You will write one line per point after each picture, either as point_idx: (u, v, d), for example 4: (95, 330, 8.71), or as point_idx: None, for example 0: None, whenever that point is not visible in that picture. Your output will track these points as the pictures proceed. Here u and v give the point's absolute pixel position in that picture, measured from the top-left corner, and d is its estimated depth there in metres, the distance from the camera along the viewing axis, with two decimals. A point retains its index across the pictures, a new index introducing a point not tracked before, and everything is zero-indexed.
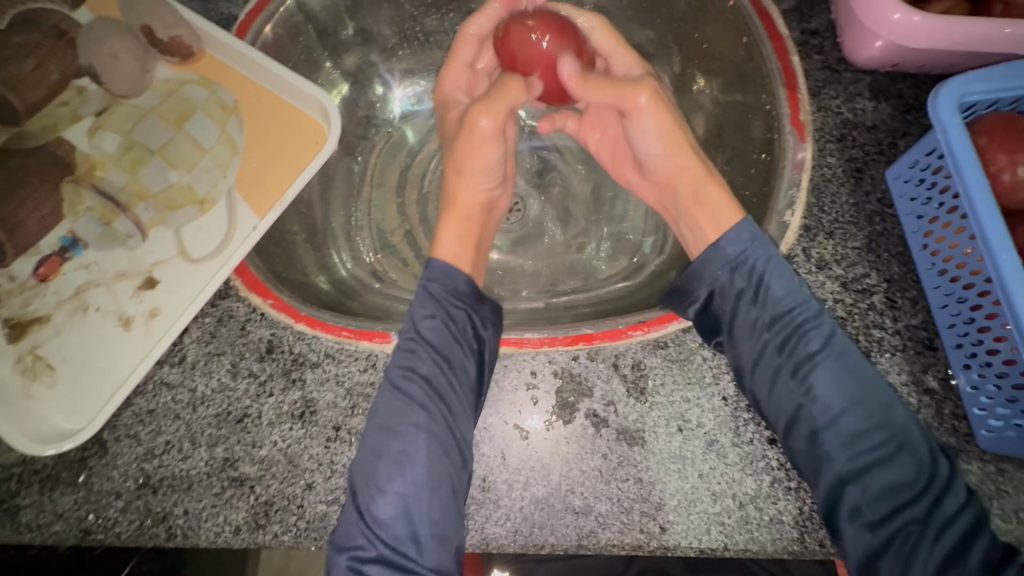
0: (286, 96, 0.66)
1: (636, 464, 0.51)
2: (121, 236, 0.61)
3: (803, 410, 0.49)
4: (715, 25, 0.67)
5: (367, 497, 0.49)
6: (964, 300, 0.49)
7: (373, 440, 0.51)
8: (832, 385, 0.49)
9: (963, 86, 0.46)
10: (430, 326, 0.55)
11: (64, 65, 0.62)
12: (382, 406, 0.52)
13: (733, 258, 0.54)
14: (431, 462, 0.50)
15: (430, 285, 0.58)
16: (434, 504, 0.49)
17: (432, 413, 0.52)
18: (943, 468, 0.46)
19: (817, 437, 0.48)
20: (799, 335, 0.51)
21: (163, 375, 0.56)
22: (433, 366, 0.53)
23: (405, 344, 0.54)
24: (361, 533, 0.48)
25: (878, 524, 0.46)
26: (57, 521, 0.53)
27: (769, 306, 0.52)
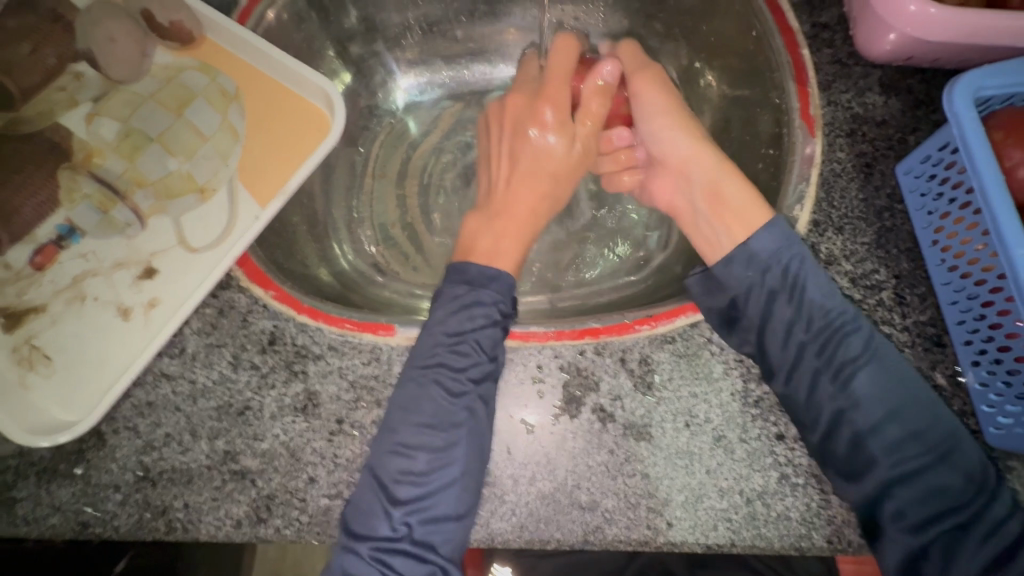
0: (289, 84, 0.65)
1: (643, 459, 0.51)
2: (119, 224, 0.60)
3: (844, 414, 0.50)
4: (725, 17, 0.66)
5: (397, 486, 0.48)
6: (975, 297, 0.49)
7: (406, 435, 0.50)
8: (868, 385, 0.50)
9: (979, 80, 0.46)
10: (485, 331, 0.53)
11: (62, 50, 0.60)
12: (424, 404, 0.50)
13: (763, 260, 0.54)
14: (467, 461, 0.49)
15: (484, 292, 0.55)
16: (463, 502, 0.48)
17: (475, 413, 0.50)
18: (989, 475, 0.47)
19: (857, 442, 0.49)
20: (839, 339, 0.51)
21: (163, 366, 0.55)
22: (482, 369, 0.52)
23: (451, 345, 0.53)
24: (384, 524, 0.48)
25: (920, 526, 0.46)
26: (54, 514, 0.53)
27: (803, 306, 0.52)
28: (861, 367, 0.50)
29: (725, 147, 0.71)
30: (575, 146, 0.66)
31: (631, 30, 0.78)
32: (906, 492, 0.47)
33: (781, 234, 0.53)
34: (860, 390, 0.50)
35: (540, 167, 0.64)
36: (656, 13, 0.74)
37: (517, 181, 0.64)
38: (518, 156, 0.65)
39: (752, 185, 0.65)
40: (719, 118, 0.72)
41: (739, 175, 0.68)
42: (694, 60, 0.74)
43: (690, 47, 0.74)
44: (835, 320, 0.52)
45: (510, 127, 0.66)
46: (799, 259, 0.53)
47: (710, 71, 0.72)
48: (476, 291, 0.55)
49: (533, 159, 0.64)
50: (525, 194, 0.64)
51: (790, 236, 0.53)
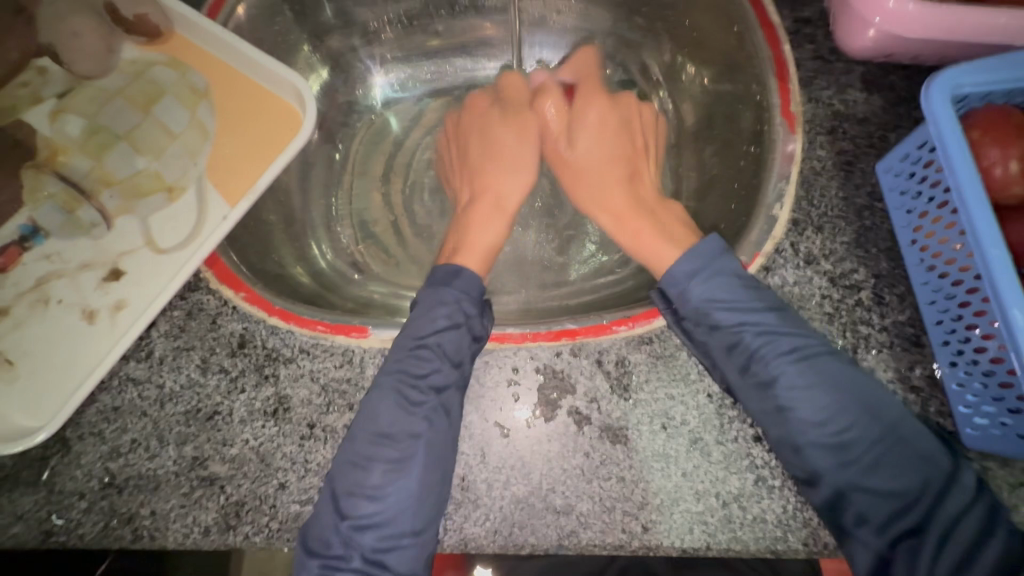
0: (262, 81, 0.63)
1: (619, 462, 0.50)
2: (85, 224, 0.58)
3: (784, 431, 0.47)
4: (706, 12, 0.65)
5: (349, 502, 0.47)
6: (952, 297, 0.49)
7: (362, 448, 0.48)
8: (807, 399, 0.47)
9: (957, 77, 0.45)
10: (448, 335, 0.52)
11: (24, 44, 0.59)
12: (382, 413, 0.49)
13: (675, 293, 0.52)
14: (424, 474, 0.48)
15: (451, 291, 0.54)
16: (419, 517, 0.47)
17: (433, 423, 0.49)
18: (942, 462, 0.45)
19: (801, 452, 0.46)
20: (758, 359, 0.49)
21: (130, 370, 0.54)
22: (443, 375, 0.50)
23: (414, 348, 0.52)
24: (337, 540, 0.47)
25: (884, 526, 0.44)
26: (16, 523, 0.51)
27: (724, 329, 0.50)
28: (788, 377, 0.48)
29: (708, 144, 0.70)
30: (531, 143, 0.67)
31: (614, 25, 0.76)
32: (867, 494, 0.45)
33: (697, 256, 0.52)
34: (790, 403, 0.47)
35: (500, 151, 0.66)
36: (638, 8, 0.73)
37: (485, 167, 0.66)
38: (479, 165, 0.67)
39: (733, 183, 0.65)
40: (702, 114, 0.71)
41: (721, 173, 0.67)
42: (677, 56, 0.73)
43: (673, 42, 0.73)
44: (750, 339, 0.49)
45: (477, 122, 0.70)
46: (707, 288, 0.51)
47: (692, 67, 0.71)
48: (440, 291, 0.55)
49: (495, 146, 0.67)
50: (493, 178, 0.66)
51: (703, 263, 0.52)
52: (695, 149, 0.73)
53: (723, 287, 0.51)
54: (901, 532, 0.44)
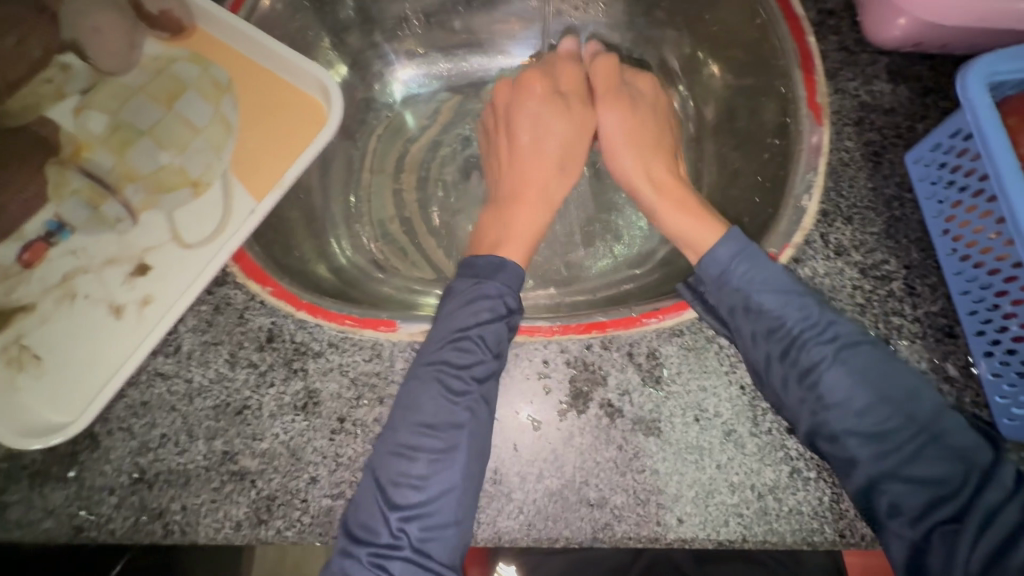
0: (285, 76, 0.63)
1: (653, 455, 0.50)
2: (110, 219, 0.58)
3: (819, 417, 0.47)
4: (728, 5, 0.65)
5: (396, 491, 0.47)
6: (988, 286, 0.48)
7: (407, 436, 0.48)
8: (844, 384, 0.47)
9: (993, 64, 0.45)
10: (492, 327, 0.51)
11: (47, 41, 0.59)
12: (425, 403, 0.49)
13: (716, 276, 0.52)
14: (468, 463, 0.47)
15: (490, 284, 0.54)
16: (462, 505, 0.47)
17: (475, 413, 0.49)
18: (982, 458, 0.44)
19: (837, 440, 0.46)
20: (798, 346, 0.48)
21: (158, 365, 0.54)
22: (486, 366, 0.50)
23: (455, 339, 0.51)
24: (386, 530, 0.46)
25: (918, 518, 0.43)
26: (47, 518, 0.51)
27: (762, 317, 0.50)
28: (828, 366, 0.47)
29: (730, 138, 0.70)
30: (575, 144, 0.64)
31: (633, 20, 0.76)
32: (902, 483, 0.44)
33: (733, 239, 0.52)
34: (828, 389, 0.47)
35: (529, 141, 0.63)
36: (658, 2, 0.73)
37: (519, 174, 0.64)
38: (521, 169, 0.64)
39: (757, 176, 0.65)
40: (723, 108, 0.71)
41: (744, 166, 0.67)
42: (698, 50, 0.73)
43: (693, 36, 0.73)
44: (792, 326, 0.49)
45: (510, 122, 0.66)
46: (747, 270, 0.51)
47: (713, 61, 0.71)
48: (488, 285, 0.54)
49: (527, 134, 0.63)
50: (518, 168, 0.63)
51: (742, 247, 0.52)
52: (716, 143, 0.73)
53: (763, 270, 0.51)
54: (935, 521, 0.43)
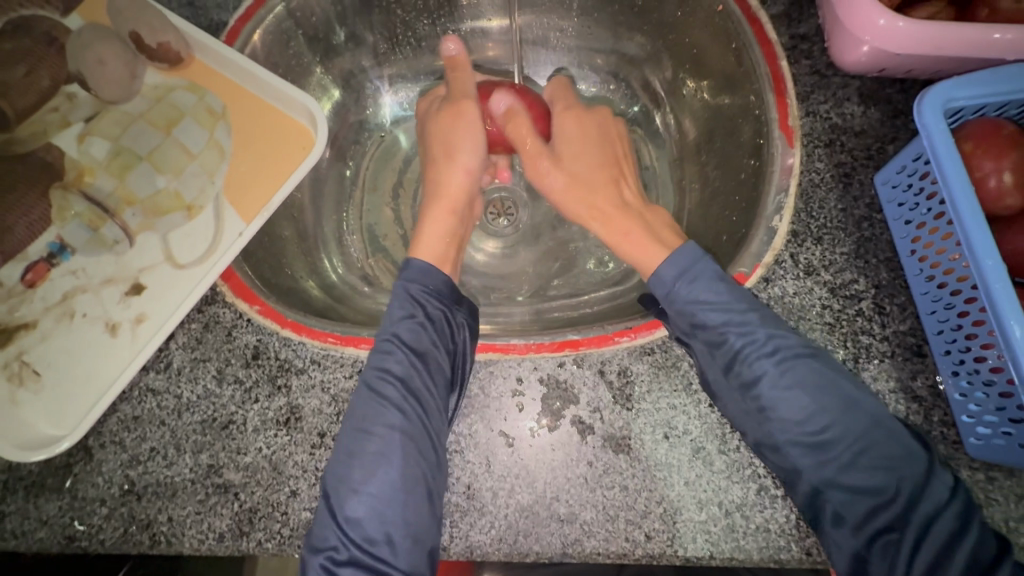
0: (273, 101, 0.66)
1: (622, 472, 0.51)
2: (108, 241, 0.61)
3: (763, 426, 0.48)
4: (705, 30, 0.67)
5: (340, 497, 0.48)
6: (951, 306, 0.49)
7: (347, 441, 0.50)
8: (785, 397, 0.47)
9: (948, 91, 0.46)
10: (405, 325, 0.54)
11: (54, 72, 0.63)
12: (357, 405, 0.51)
13: (660, 297, 0.53)
14: (404, 464, 0.48)
15: (410, 285, 0.57)
16: (410, 508, 0.47)
17: (407, 414, 0.50)
18: (913, 468, 0.44)
19: (780, 451, 0.47)
20: (740, 361, 0.49)
21: (149, 381, 0.56)
22: (406, 364, 0.53)
23: (376, 342, 0.54)
24: (332, 532, 0.47)
25: (860, 525, 0.44)
26: (41, 528, 0.53)
27: (709, 332, 0.51)
28: (766, 382, 0.48)
29: (710, 158, 0.72)
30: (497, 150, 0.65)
31: (616, 43, 0.79)
32: (844, 491, 0.45)
33: (678, 260, 0.53)
34: (769, 402, 0.48)
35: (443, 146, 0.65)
36: (639, 25, 0.75)
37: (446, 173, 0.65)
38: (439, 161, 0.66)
39: (734, 196, 0.66)
40: (704, 129, 0.73)
41: (723, 185, 0.68)
42: (678, 72, 0.75)
43: (673, 59, 0.74)
44: (735, 343, 0.50)
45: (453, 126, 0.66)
46: (691, 290, 0.52)
47: (693, 83, 0.73)
48: (400, 285, 0.57)
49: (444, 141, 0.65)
50: (443, 172, 0.65)
51: (686, 269, 0.53)
52: (697, 162, 0.74)
53: (705, 286, 0.51)
54: (877, 530, 0.44)
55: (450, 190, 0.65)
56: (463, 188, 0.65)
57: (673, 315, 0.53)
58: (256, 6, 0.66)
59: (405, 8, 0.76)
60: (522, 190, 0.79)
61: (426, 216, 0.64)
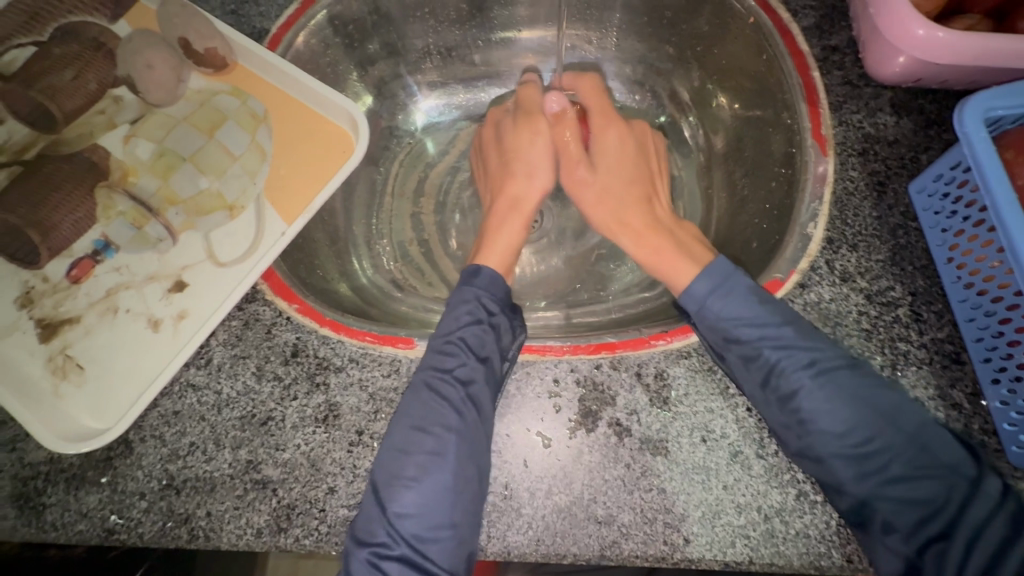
0: (313, 105, 0.68)
1: (660, 474, 0.51)
2: (152, 239, 0.62)
3: (804, 441, 0.48)
4: (736, 41, 0.68)
5: (390, 492, 0.48)
6: (992, 313, 0.49)
7: (400, 436, 0.50)
8: (824, 410, 0.48)
9: (988, 100, 0.47)
10: (471, 331, 0.55)
11: (101, 76, 0.65)
12: (414, 405, 0.51)
13: (694, 311, 0.54)
14: (459, 465, 0.49)
15: (483, 296, 0.57)
16: (457, 509, 0.48)
17: (464, 415, 0.51)
18: (970, 467, 0.46)
19: (825, 461, 0.47)
20: (777, 373, 0.50)
21: (190, 377, 0.57)
22: (470, 369, 0.53)
23: (441, 345, 0.54)
24: (382, 528, 0.48)
25: (912, 533, 0.45)
26: (81, 520, 0.54)
27: (740, 349, 0.51)
28: (808, 392, 0.49)
29: (738, 166, 0.72)
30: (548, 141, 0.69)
31: (644, 54, 0.80)
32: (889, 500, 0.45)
33: (713, 275, 0.54)
34: (809, 414, 0.48)
35: (512, 160, 0.70)
36: (669, 37, 0.76)
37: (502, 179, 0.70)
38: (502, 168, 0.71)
39: (765, 204, 0.66)
40: (732, 138, 0.74)
41: (753, 194, 0.69)
42: (707, 83, 0.76)
43: (702, 70, 0.76)
44: (770, 357, 0.50)
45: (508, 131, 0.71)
46: (722, 305, 0.52)
47: (721, 93, 0.74)
48: (466, 290, 0.58)
49: (511, 157, 0.70)
50: (511, 192, 0.68)
51: (720, 282, 0.54)
52: (725, 170, 0.75)
53: (739, 301, 0.52)
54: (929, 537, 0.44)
55: (522, 202, 0.67)
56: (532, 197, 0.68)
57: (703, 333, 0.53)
58: (298, 14, 0.68)
59: (438, 17, 0.78)
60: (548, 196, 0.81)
61: (501, 226, 0.66)
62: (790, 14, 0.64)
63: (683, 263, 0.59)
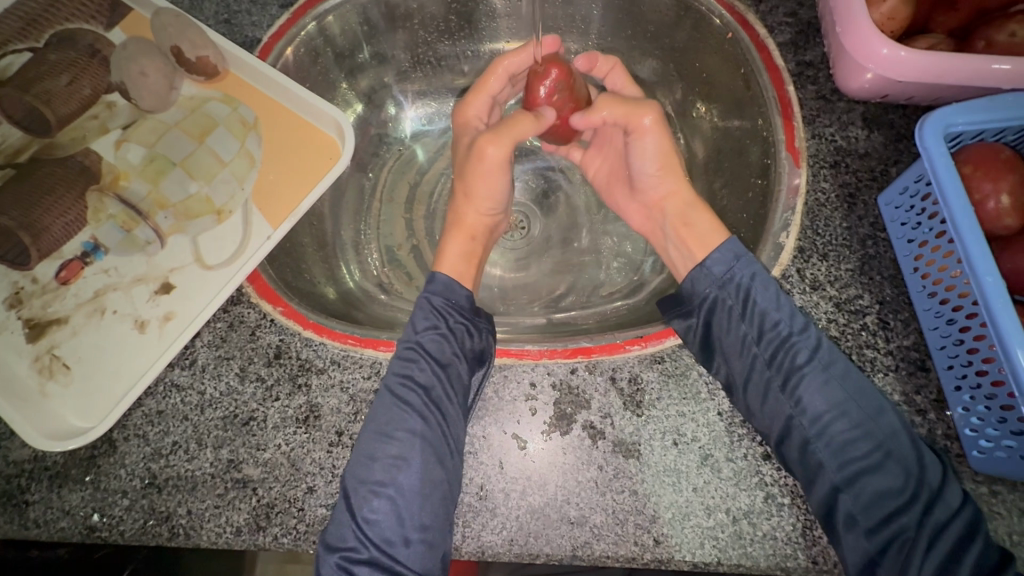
0: (303, 114, 0.69)
1: (631, 476, 0.52)
2: (140, 242, 0.64)
3: (794, 421, 0.50)
4: (715, 56, 0.70)
5: (360, 498, 0.50)
6: (953, 322, 0.51)
7: (366, 443, 0.52)
8: (821, 392, 0.50)
9: (948, 117, 0.49)
10: (428, 336, 0.57)
11: (96, 81, 0.66)
12: (379, 411, 0.53)
13: (718, 277, 0.56)
14: (425, 469, 0.51)
15: (433, 298, 0.59)
16: (427, 512, 0.50)
17: (428, 420, 0.53)
18: (932, 475, 0.47)
19: (808, 449, 0.49)
20: (787, 348, 0.52)
21: (174, 377, 0.58)
22: (430, 374, 0.55)
23: (402, 351, 0.56)
24: (353, 534, 0.49)
25: (873, 530, 0.47)
26: (63, 518, 0.55)
27: (757, 321, 0.54)
28: (809, 372, 0.51)
29: (718, 177, 0.74)
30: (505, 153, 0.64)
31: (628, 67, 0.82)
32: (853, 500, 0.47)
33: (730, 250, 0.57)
34: (805, 395, 0.51)
35: (466, 172, 0.66)
36: (652, 50, 0.78)
37: (457, 190, 0.68)
38: (458, 179, 0.69)
39: (742, 214, 0.68)
40: (712, 148, 0.76)
41: (731, 203, 0.71)
42: (689, 94, 0.78)
43: (683, 82, 0.78)
44: (784, 330, 0.53)
45: (462, 142, 0.72)
46: (749, 272, 0.55)
47: (702, 105, 0.76)
48: (423, 298, 0.60)
49: (466, 168, 0.67)
50: (464, 208, 0.67)
51: (740, 254, 0.56)
52: (705, 181, 0.77)
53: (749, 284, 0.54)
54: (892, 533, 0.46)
55: (464, 222, 0.67)
56: (481, 222, 0.68)
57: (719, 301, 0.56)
58: (289, 25, 0.70)
59: (427, 29, 0.80)
60: (534, 204, 0.83)
61: (444, 243, 0.66)
62: (766, 30, 0.66)
63: (712, 230, 0.61)
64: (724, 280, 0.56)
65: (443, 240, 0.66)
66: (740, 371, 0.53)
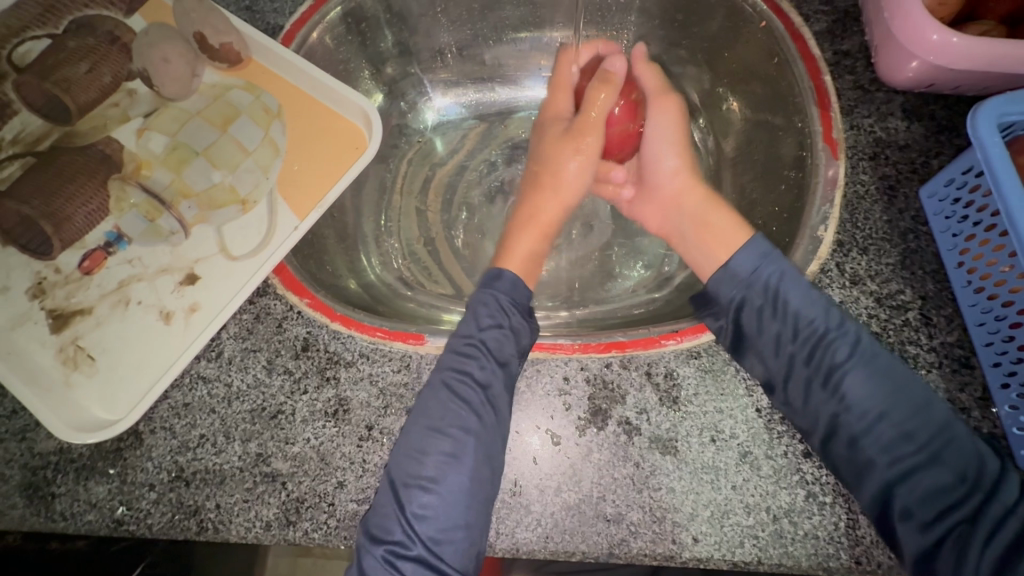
0: (329, 103, 0.68)
1: (668, 473, 0.51)
2: (164, 231, 0.62)
3: (840, 418, 0.49)
4: (748, 45, 0.69)
5: (407, 492, 0.49)
6: (1003, 318, 0.49)
7: (418, 438, 0.51)
8: (864, 387, 0.49)
9: (1002, 106, 0.47)
10: (492, 334, 0.55)
11: (116, 69, 0.65)
12: (431, 405, 0.52)
13: (746, 275, 0.54)
14: (475, 467, 0.50)
15: (499, 294, 0.59)
16: (470, 509, 0.49)
17: (482, 419, 0.51)
18: (990, 467, 0.46)
19: (856, 446, 0.48)
20: (825, 346, 0.51)
21: (200, 369, 0.57)
22: (489, 372, 0.53)
23: (461, 346, 0.55)
24: (399, 528, 0.49)
25: (929, 524, 0.45)
26: (90, 510, 0.54)
27: (790, 319, 0.52)
28: (851, 369, 0.50)
29: (748, 170, 0.73)
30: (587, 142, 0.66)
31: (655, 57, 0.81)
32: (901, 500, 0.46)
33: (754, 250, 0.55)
34: (848, 389, 0.50)
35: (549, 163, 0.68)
36: (680, 39, 0.77)
37: (536, 182, 0.69)
38: (536, 169, 0.70)
39: (775, 207, 0.67)
40: (742, 141, 0.74)
41: (762, 197, 0.69)
42: (718, 85, 0.76)
43: (712, 73, 0.76)
44: (820, 327, 0.51)
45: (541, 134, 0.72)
46: (776, 270, 0.53)
47: (732, 97, 0.75)
48: (485, 293, 0.59)
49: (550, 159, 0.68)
50: (540, 199, 0.68)
51: (767, 252, 0.55)
52: (734, 174, 0.75)
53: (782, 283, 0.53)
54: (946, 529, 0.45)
55: (542, 216, 0.67)
56: (556, 217, 0.67)
57: (746, 299, 0.54)
58: (313, 11, 0.69)
59: (450, 17, 0.78)
60: None
61: (513, 238, 0.66)
62: (802, 18, 0.64)
63: (732, 233, 0.59)
64: (752, 279, 0.54)
65: (512, 237, 0.66)
66: (779, 370, 0.52)
